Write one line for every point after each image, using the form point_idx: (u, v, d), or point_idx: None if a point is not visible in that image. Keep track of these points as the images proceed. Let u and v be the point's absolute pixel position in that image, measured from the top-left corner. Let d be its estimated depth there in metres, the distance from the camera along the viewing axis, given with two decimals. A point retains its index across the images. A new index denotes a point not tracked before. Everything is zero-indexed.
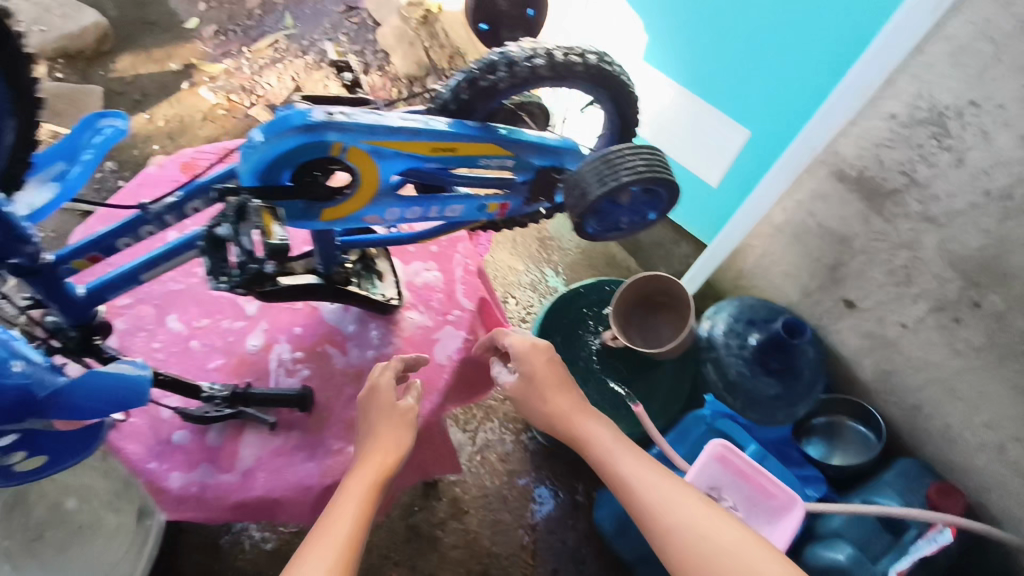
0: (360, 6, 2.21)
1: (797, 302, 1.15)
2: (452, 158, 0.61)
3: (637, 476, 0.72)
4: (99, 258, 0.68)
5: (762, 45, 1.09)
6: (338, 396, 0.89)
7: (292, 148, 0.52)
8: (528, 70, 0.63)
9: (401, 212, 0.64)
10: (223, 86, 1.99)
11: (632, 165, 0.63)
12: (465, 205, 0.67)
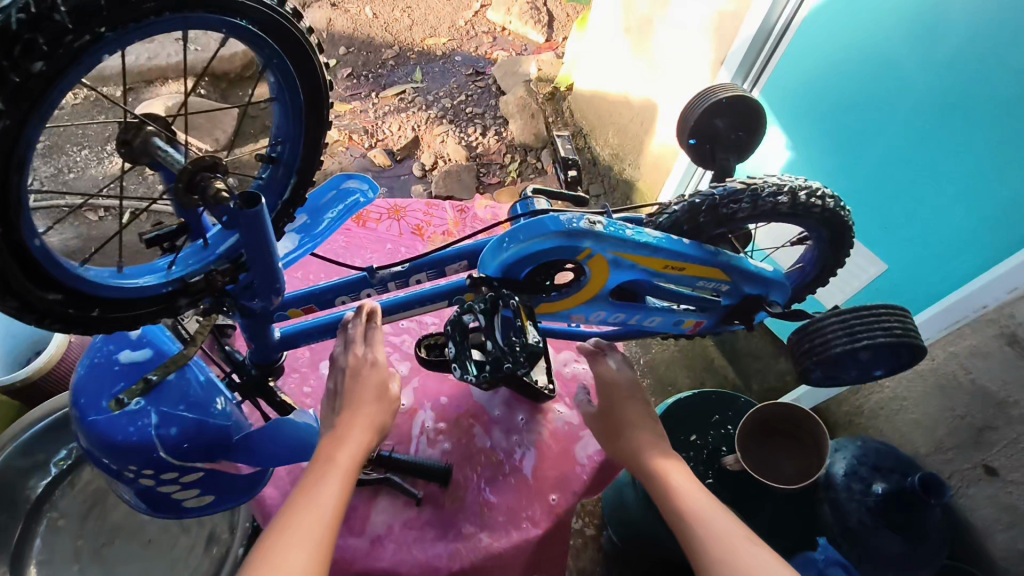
0: (486, 73, 2.30)
1: (925, 454, 1.09)
2: (679, 274, 0.81)
3: (697, 506, 0.70)
4: (313, 309, 0.85)
5: (912, 180, 1.12)
6: (477, 476, 1.04)
7: (548, 247, 0.74)
8: (771, 205, 0.82)
9: (604, 315, 0.85)
10: (349, 125, 2.16)
11: (874, 333, 0.80)
12: (662, 318, 0.88)
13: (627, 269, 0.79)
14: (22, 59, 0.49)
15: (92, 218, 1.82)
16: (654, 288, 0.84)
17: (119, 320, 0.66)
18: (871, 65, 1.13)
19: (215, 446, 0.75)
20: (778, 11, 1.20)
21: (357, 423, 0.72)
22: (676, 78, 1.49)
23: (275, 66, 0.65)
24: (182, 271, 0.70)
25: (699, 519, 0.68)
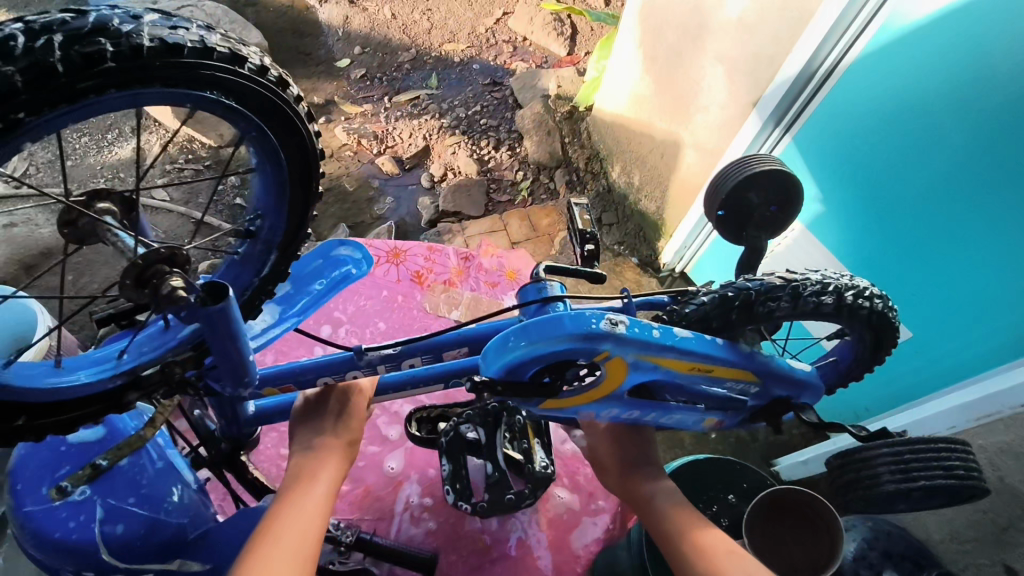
0: (504, 84, 2.23)
1: (938, 543, 1.03)
2: (704, 375, 0.82)
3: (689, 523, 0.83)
4: (292, 389, 0.87)
5: (938, 246, 1.06)
6: (460, 557, 1.09)
7: (564, 348, 0.72)
8: (813, 303, 0.84)
9: (615, 412, 0.84)
10: (358, 128, 2.11)
11: (928, 474, 0.78)
12: (682, 417, 0.88)
13: (648, 371, 0.78)
14: None
15: None
16: (684, 388, 0.85)
17: (47, 426, 0.72)
18: (908, 119, 1.06)
19: (162, 543, 0.87)
20: (824, 53, 1.13)
21: (329, 438, 0.85)
22: (704, 119, 1.43)
23: (255, 137, 0.70)
24: (132, 363, 0.76)
25: (700, 547, 0.80)
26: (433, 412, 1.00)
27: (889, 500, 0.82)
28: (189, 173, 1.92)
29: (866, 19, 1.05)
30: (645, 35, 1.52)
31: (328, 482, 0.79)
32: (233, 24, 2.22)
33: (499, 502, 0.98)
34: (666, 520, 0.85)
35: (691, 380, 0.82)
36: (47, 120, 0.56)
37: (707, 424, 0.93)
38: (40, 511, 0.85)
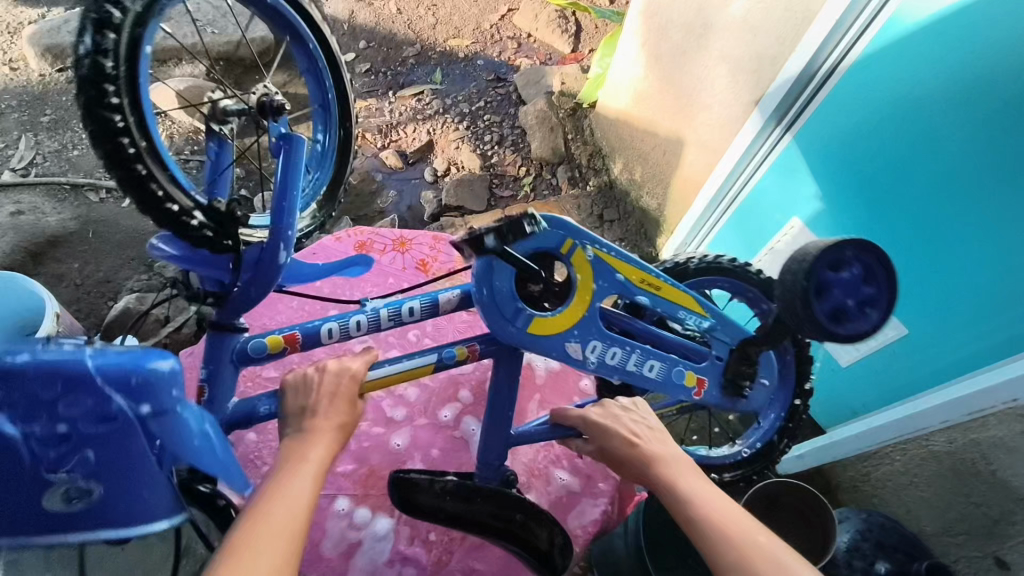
0: (507, 80, 2.24)
1: (930, 534, 1.05)
2: (656, 294, 1.01)
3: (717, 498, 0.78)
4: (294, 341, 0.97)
5: (935, 244, 1.08)
6: (461, 539, 1.11)
7: (539, 237, 0.92)
8: (715, 260, 1.09)
9: (604, 352, 1.00)
10: (362, 121, 2.13)
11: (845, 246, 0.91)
12: (663, 366, 1.04)
13: (610, 278, 0.97)
14: None
15: (92, 197, 1.80)
16: (647, 331, 1.04)
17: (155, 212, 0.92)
18: (902, 117, 1.08)
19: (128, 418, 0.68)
20: (824, 54, 1.16)
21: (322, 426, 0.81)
22: (705, 118, 1.45)
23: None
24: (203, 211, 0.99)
25: (725, 521, 0.74)
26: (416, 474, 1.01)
27: (832, 284, 0.91)
28: (193, 163, 1.94)
29: (867, 20, 1.08)
30: (648, 34, 1.54)
31: (312, 473, 0.73)
32: (239, 17, 2.24)
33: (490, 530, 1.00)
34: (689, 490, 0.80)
35: (648, 300, 1.01)
36: None
37: (692, 387, 1.08)
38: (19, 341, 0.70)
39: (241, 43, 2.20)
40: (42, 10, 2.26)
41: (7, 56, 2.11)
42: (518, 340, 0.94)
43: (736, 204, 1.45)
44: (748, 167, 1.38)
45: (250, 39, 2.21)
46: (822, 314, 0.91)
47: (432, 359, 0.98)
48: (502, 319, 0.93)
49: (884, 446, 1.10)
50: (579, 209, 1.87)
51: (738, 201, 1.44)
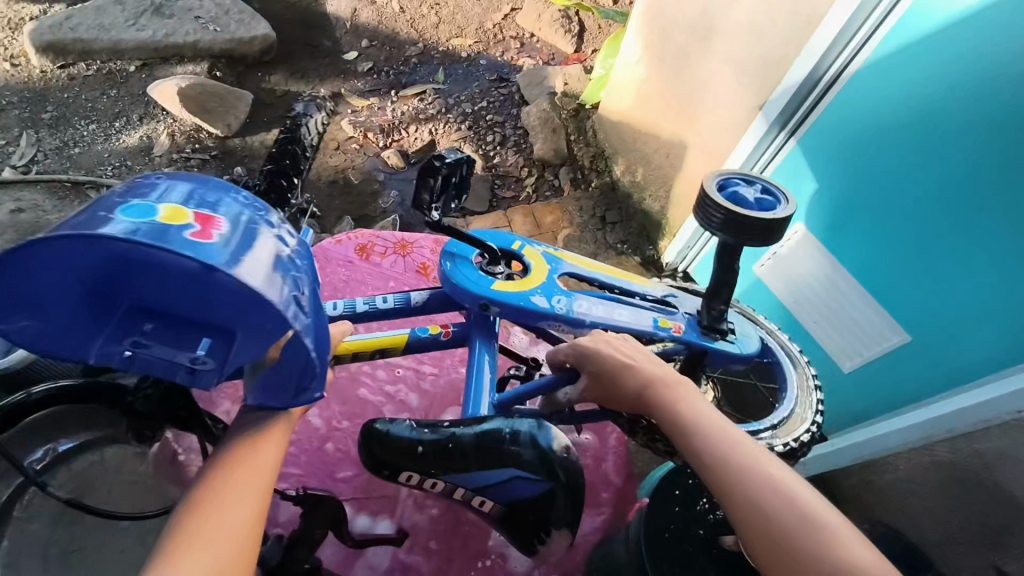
0: (510, 80, 2.23)
1: (933, 545, 1.04)
2: (600, 274, 1.08)
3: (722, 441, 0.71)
4: None
5: (938, 252, 1.08)
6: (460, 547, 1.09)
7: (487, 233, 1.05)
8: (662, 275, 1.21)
9: (565, 302, 0.99)
10: (364, 121, 2.12)
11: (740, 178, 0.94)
12: (628, 317, 1.00)
13: (557, 261, 1.05)
14: None
15: (93, 195, 1.79)
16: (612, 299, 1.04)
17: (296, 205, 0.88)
18: (906, 122, 1.07)
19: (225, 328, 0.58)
20: (828, 60, 1.16)
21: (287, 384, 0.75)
22: (709, 120, 1.44)
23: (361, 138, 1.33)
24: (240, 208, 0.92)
25: (739, 467, 0.68)
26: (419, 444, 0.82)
27: (734, 193, 0.89)
28: (193, 161, 1.93)
29: (873, 25, 1.07)
30: (652, 36, 1.54)
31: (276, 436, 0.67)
32: (241, 15, 2.24)
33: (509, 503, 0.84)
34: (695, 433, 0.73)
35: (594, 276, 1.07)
36: None
37: (666, 327, 1.01)
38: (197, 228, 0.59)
39: (243, 41, 2.20)
40: (44, 7, 2.25)
41: (9, 52, 2.10)
42: (484, 293, 0.95)
43: None
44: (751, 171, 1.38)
45: (252, 37, 2.21)
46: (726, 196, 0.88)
47: (406, 329, 0.98)
48: (464, 277, 0.96)
49: (884, 454, 1.11)
50: (582, 211, 1.87)
51: None
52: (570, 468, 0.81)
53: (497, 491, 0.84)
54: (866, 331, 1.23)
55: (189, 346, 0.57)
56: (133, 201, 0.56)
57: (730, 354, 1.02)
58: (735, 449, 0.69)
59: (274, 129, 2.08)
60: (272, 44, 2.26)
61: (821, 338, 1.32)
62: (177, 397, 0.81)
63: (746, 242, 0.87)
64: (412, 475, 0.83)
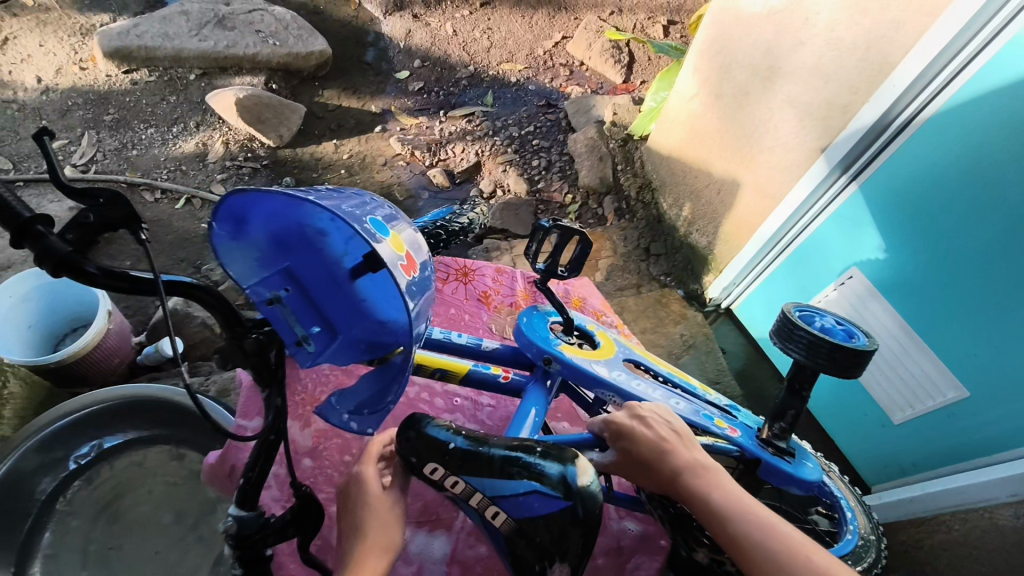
0: (558, 106, 2.25)
1: None
2: (669, 370, 1.05)
3: (760, 533, 0.68)
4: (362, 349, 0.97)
5: (1003, 313, 1.06)
6: None
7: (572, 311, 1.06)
8: None
9: (626, 378, 0.96)
10: (411, 138, 2.15)
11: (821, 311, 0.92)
12: (684, 406, 0.96)
13: (626, 348, 1.04)
14: (81, 215, 0.54)
15: (148, 197, 1.85)
16: (673, 388, 1.01)
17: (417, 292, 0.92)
18: (975, 176, 1.05)
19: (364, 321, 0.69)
20: (900, 106, 1.13)
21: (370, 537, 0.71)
22: (766, 161, 1.43)
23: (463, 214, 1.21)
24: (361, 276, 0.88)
25: (786, 551, 0.66)
26: (454, 451, 0.71)
27: (807, 317, 0.89)
28: (245, 170, 1.98)
29: (949, 75, 1.05)
30: (712, 73, 1.53)
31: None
32: (299, 30, 2.30)
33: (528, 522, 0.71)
34: (734, 515, 0.71)
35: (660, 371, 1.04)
36: (94, 229, 0.55)
37: (722, 427, 0.96)
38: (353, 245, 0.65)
39: (301, 56, 2.25)
40: (114, 14, 2.35)
41: (78, 56, 2.19)
42: (548, 348, 0.93)
43: (791, 248, 1.45)
44: (809, 212, 1.37)
45: (309, 52, 2.26)
46: (798, 315, 0.89)
47: (469, 362, 0.96)
48: (536, 332, 0.95)
49: (942, 513, 1.12)
50: (626, 241, 1.86)
51: (792, 248, 1.45)
52: (592, 506, 0.69)
53: (512, 505, 0.71)
54: (926, 386, 1.20)
55: (308, 322, 0.68)
56: (373, 218, 0.61)
57: (786, 474, 0.94)
58: (773, 537, 0.67)
59: (324, 141, 2.12)
60: (326, 60, 2.32)
61: (877, 390, 1.30)
62: (272, 353, 0.68)
63: (821, 367, 0.84)
64: (435, 469, 0.72)
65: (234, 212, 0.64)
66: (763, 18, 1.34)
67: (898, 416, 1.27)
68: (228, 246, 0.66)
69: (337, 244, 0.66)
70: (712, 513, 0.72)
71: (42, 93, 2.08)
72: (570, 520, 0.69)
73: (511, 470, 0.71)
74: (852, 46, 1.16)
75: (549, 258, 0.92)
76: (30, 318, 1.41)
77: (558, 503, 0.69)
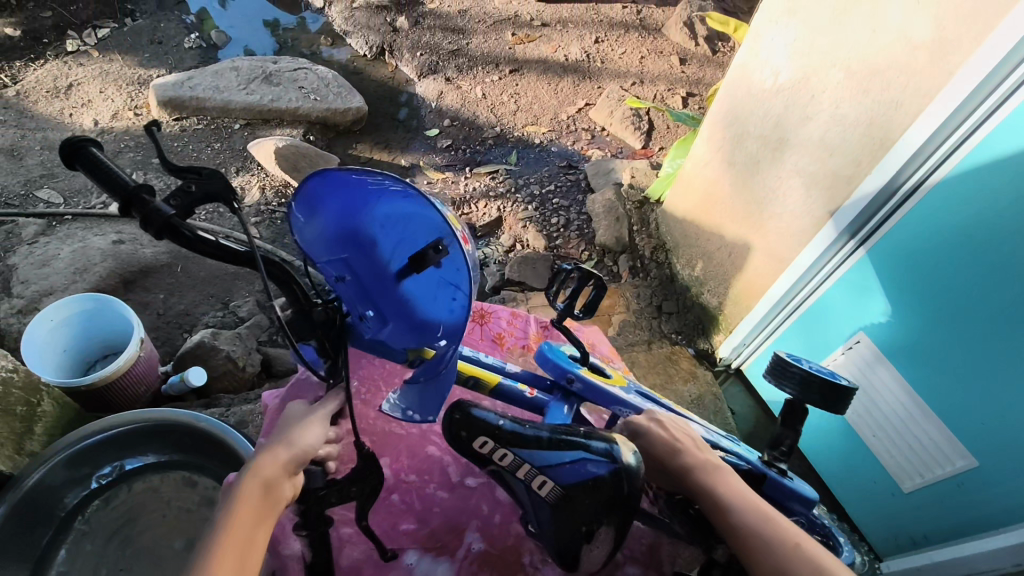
0: (579, 168, 2.35)
1: None
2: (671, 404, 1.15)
3: (756, 522, 0.80)
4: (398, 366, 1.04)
5: (1009, 383, 1.07)
6: None
7: None
8: None
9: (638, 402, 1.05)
10: (436, 192, 2.26)
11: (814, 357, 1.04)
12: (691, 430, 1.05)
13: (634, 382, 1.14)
14: (185, 186, 0.67)
15: (185, 235, 1.96)
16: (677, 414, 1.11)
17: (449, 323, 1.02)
18: (971, 244, 1.09)
19: (409, 316, 0.78)
20: (903, 177, 1.17)
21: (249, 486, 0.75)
22: (775, 227, 1.50)
23: None
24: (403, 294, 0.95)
25: (776, 535, 0.78)
26: (503, 431, 0.82)
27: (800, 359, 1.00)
28: (279, 214, 2.09)
29: (947, 151, 1.09)
30: (725, 140, 1.61)
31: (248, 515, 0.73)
32: (339, 88, 2.45)
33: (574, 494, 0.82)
34: (736, 508, 0.82)
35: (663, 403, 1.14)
36: (194, 196, 0.68)
37: (727, 446, 1.06)
38: (403, 239, 0.74)
39: (339, 111, 2.39)
40: (169, 68, 2.53)
41: (134, 103, 2.36)
42: (570, 369, 1.03)
43: (800, 309, 1.48)
44: (816, 277, 1.42)
45: (346, 108, 2.39)
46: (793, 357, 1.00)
47: (500, 376, 1.06)
48: (558, 356, 1.05)
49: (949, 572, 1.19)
50: (639, 298, 1.92)
51: (801, 309, 1.48)
52: (635, 483, 0.82)
53: (561, 473, 0.82)
54: (925, 445, 1.23)
55: (364, 306, 0.82)
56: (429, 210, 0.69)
57: (787, 490, 0.99)
58: (769, 527, 0.79)
59: None
60: (363, 116, 2.46)
61: (882, 452, 1.32)
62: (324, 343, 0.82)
63: (811, 401, 0.95)
64: (484, 442, 0.82)
65: (310, 198, 0.76)
66: (772, 93, 1.42)
67: (908, 485, 1.27)
68: (303, 224, 0.79)
69: (389, 240, 0.75)
70: (716, 507, 0.84)
71: (98, 135, 2.23)
72: (614, 489, 0.81)
73: (569, 441, 0.82)
74: (856, 122, 1.24)
75: (569, 298, 0.98)
76: (64, 342, 1.48)
77: (605, 469, 0.81)
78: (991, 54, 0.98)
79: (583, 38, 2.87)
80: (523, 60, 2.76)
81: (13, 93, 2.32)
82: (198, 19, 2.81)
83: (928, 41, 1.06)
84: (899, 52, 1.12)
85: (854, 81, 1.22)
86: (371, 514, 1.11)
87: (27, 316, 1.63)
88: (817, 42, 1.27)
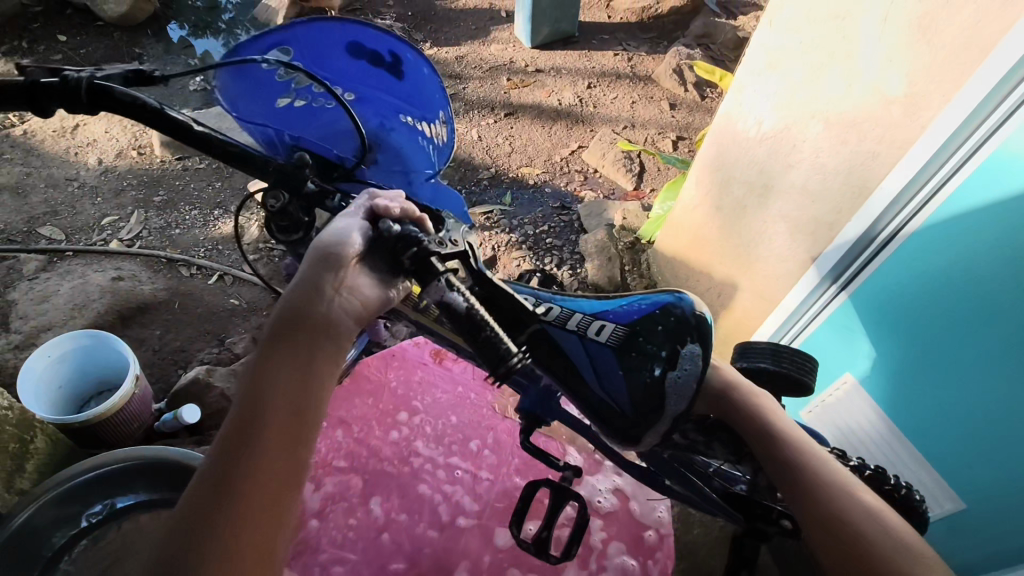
0: (572, 209, 2.40)
1: None
2: None
3: (811, 457, 0.81)
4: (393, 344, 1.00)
5: (992, 426, 1.08)
6: None
7: None
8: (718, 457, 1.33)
9: None
10: None
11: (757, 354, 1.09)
12: None
13: None
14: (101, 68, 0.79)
15: (184, 272, 1.98)
16: None
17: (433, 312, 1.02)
18: (954, 283, 1.11)
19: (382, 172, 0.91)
20: (883, 222, 1.22)
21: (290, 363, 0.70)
22: (763, 270, 1.55)
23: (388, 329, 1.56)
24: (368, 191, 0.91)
25: (828, 471, 0.79)
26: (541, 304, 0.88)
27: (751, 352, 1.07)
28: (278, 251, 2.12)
29: (925, 198, 1.13)
30: (712, 185, 1.66)
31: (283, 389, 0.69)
32: None
33: (644, 327, 0.82)
34: (789, 439, 0.83)
35: None
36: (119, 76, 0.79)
37: None
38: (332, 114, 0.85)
39: None
40: None
41: (138, 141, 2.41)
42: None
43: None
44: (802, 319, 1.46)
45: None
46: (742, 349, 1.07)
47: None
48: None
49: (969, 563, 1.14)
50: None
51: None
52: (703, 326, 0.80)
53: (616, 315, 0.85)
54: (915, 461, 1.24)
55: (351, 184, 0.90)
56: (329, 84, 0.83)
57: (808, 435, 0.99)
58: (823, 466, 0.80)
59: None
60: None
61: None
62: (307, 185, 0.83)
63: (787, 371, 0.99)
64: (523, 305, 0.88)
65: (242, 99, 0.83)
66: (756, 142, 1.48)
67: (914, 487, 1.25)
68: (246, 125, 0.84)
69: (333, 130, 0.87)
70: (766, 437, 0.84)
71: (101, 173, 2.28)
72: (677, 316, 0.81)
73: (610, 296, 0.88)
74: (835, 171, 1.29)
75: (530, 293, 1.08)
76: (59, 379, 1.50)
77: (667, 300, 0.83)
78: (960, 107, 1.02)
79: (577, 84, 2.97)
80: (518, 105, 2.85)
81: (20, 132, 2.38)
82: (203, 62, 2.90)
83: (901, 97, 1.12)
84: (876, 106, 1.17)
85: (833, 133, 1.27)
86: (361, 553, 1.13)
87: (24, 352, 1.65)
88: (797, 96, 1.33)
